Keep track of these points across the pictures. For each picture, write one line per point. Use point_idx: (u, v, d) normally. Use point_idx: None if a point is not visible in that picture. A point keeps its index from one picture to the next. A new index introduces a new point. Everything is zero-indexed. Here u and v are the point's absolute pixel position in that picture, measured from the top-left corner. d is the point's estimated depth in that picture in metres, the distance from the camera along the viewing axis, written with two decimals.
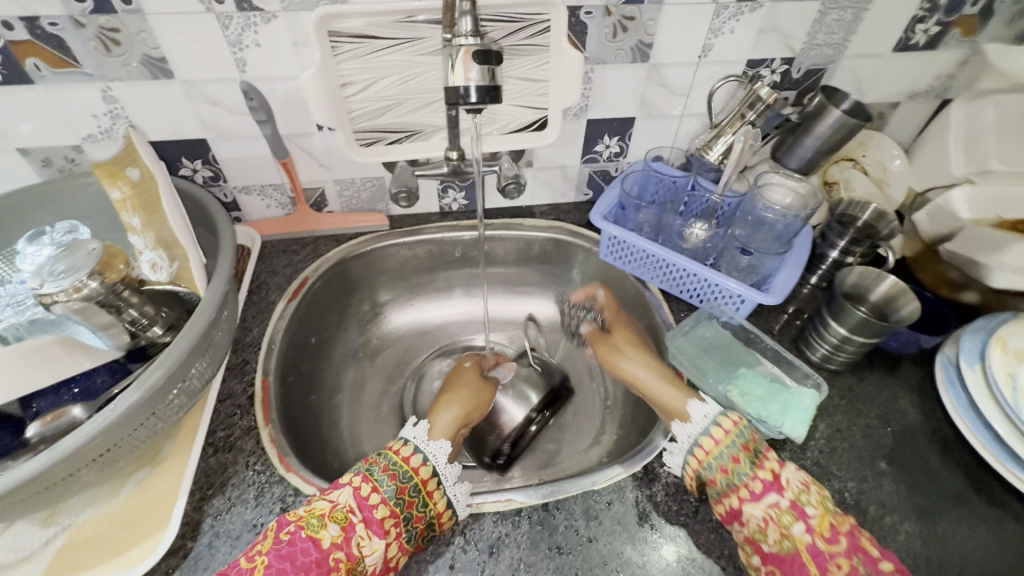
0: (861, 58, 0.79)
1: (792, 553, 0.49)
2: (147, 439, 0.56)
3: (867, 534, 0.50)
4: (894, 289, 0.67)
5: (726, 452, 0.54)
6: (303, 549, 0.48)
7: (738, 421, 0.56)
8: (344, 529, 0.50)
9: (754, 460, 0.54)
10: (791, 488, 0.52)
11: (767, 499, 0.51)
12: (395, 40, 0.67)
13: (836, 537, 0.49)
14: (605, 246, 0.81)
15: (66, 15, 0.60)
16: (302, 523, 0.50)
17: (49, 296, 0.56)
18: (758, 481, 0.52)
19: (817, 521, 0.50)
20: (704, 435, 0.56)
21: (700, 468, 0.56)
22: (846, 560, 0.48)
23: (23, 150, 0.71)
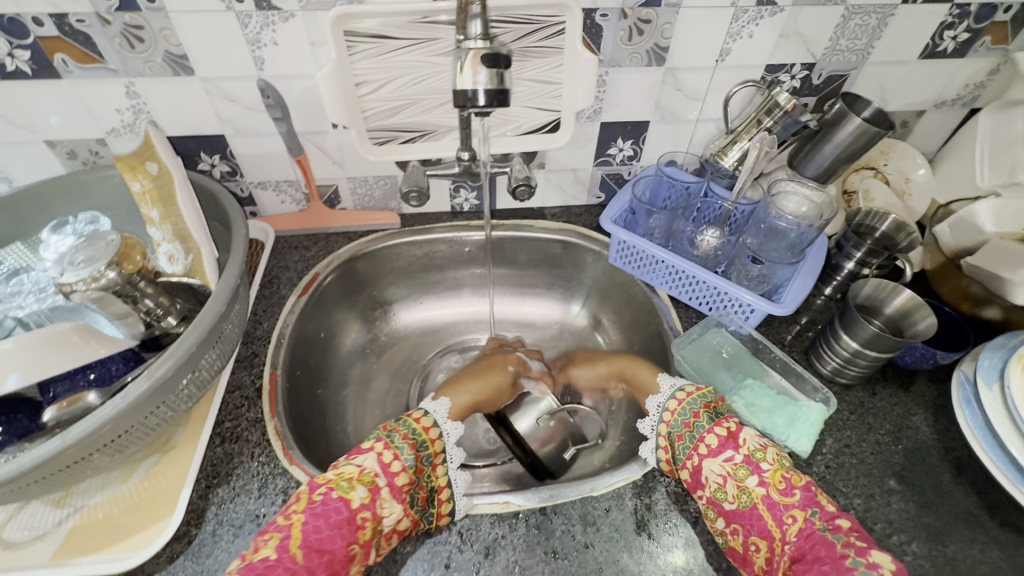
0: (885, 65, 0.77)
1: (749, 506, 0.51)
2: (157, 427, 0.57)
3: (825, 494, 0.52)
4: (911, 303, 0.65)
5: (688, 410, 0.59)
6: (335, 508, 0.50)
7: (701, 387, 0.61)
8: (371, 491, 0.52)
9: (712, 418, 0.57)
10: (748, 444, 0.54)
11: (724, 454, 0.54)
12: (410, 40, 0.68)
13: (790, 490, 0.51)
14: (614, 250, 0.80)
15: (92, 12, 0.62)
16: (334, 485, 0.52)
17: (69, 286, 0.58)
18: (714, 436, 0.55)
19: (771, 474, 0.52)
20: (669, 399, 0.61)
21: (665, 434, 0.59)
22: (801, 512, 0.50)
23: (51, 142, 0.73)
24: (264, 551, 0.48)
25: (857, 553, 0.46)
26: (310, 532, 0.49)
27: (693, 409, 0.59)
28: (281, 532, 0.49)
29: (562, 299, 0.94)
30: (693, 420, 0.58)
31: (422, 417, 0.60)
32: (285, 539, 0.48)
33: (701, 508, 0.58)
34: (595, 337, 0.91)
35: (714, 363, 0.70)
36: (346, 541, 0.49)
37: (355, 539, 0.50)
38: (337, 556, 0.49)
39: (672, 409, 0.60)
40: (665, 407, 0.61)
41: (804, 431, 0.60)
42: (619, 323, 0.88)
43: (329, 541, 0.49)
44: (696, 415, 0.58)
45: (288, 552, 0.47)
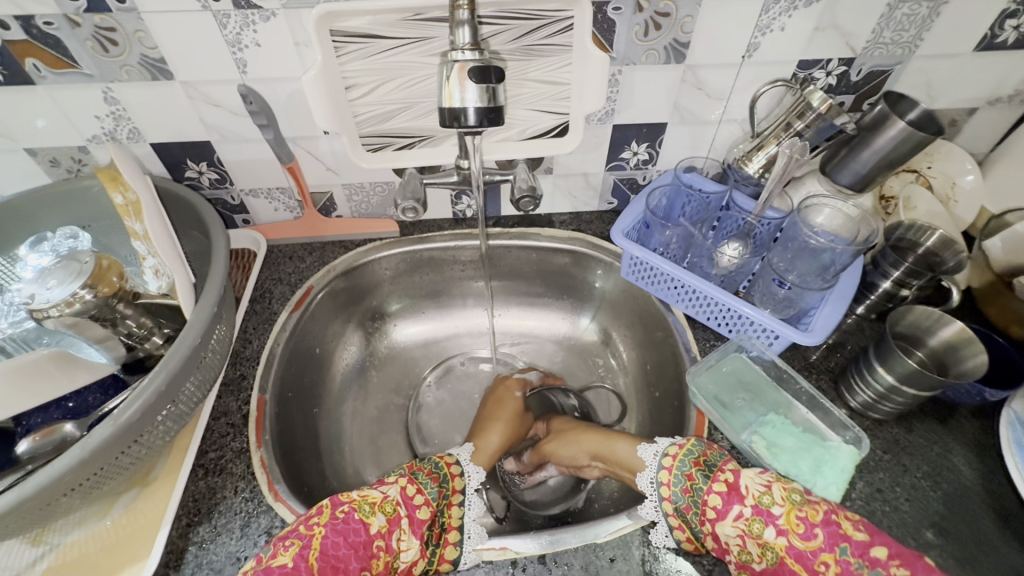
0: (934, 59, 0.69)
1: (779, 563, 0.48)
2: (134, 462, 0.54)
3: (850, 517, 0.48)
4: (959, 336, 0.59)
5: (681, 475, 0.55)
6: (355, 529, 0.49)
7: (685, 442, 0.58)
8: (389, 521, 0.51)
9: (708, 475, 0.54)
10: (752, 492, 0.51)
11: (732, 513, 0.50)
12: (403, 39, 0.62)
13: (811, 532, 0.47)
14: (626, 264, 0.74)
15: (60, 14, 0.57)
16: (356, 505, 0.51)
17: (41, 311, 0.55)
18: (716, 496, 0.52)
19: (785, 519, 0.48)
20: (659, 470, 0.57)
21: (672, 510, 0.54)
22: (831, 556, 0.45)
23: (31, 150, 0.70)
24: (282, 558, 0.46)
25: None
26: (329, 547, 0.47)
27: (686, 472, 0.55)
28: (300, 541, 0.48)
29: (570, 311, 0.89)
30: (690, 484, 0.54)
31: (451, 463, 0.60)
32: (305, 549, 0.47)
33: (714, 560, 0.53)
34: (605, 352, 0.86)
35: (732, 393, 0.64)
36: (361, 564, 0.48)
37: (369, 566, 0.48)
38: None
39: (665, 481, 0.56)
40: (656, 480, 0.57)
41: (832, 478, 0.55)
42: (630, 339, 0.83)
43: (344, 561, 0.47)
44: (691, 478, 0.54)
45: (306, 562, 0.46)
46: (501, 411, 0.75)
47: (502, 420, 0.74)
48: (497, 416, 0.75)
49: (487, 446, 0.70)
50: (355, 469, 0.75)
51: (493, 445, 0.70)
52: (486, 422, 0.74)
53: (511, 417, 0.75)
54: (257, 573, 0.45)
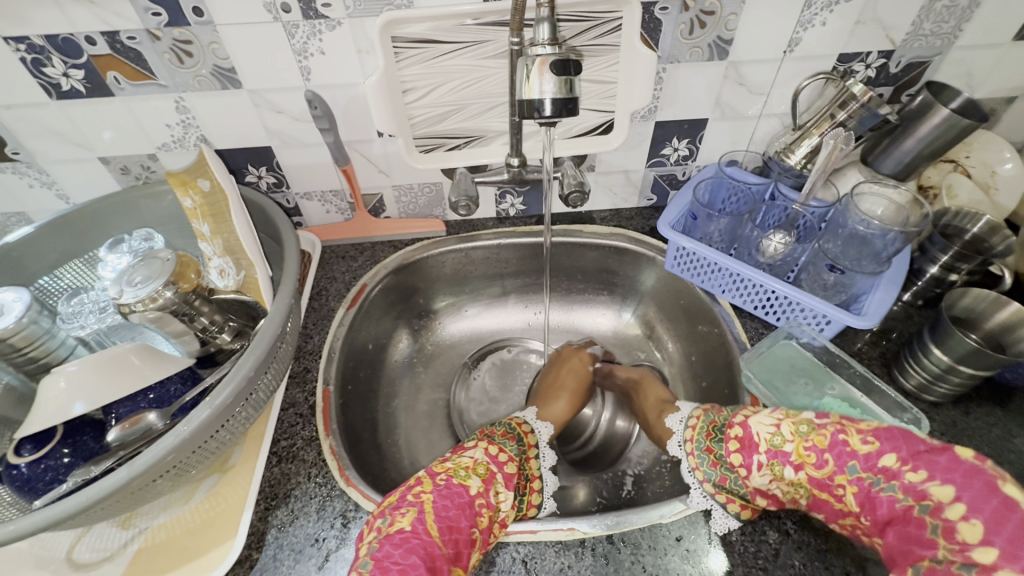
0: (974, 49, 0.70)
1: (811, 496, 0.51)
2: (217, 449, 0.57)
3: (859, 430, 0.49)
4: (1015, 317, 0.59)
5: (703, 451, 0.57)
6: (458, 492, 0.53)
7: (697, 419, 0.60)
8: (485, 481, 0.55)
9: (724, 439, 0.56)
10: (762, 437, 0.53)
11: (754, 465, 0.52)
12: (459, 44, 0.65)
13: (822, 459, 0.49)
14: (671, 256, 0.77)
15: (142, 29, 0.61)
16: (453, 472, 0.55)
17: (128, 306, 0.58)
18: (736, 455, 0.54)
19: (797, 454, 0.50)
20: (688, 458, 0.57)
21: (714, 487, 0.55)
22: (844, 477, 0.48)
23: (105, 159, 0.74)
24: (401, 523, 0.49)
25: (918, 498, 0.44)
26: (441, 509, 0.51)
27: (704, 444, 0.57)
28: (414, 507, 0.51)
29: (611, 305, 0.91)
30: (712, 455, 0.56)
31: (522, 422, 0.66)
32: (420, 513, 0.50)
33: (781, 539, 0.54)
34: (648, 345, 0.88)
35: (789, 377, 0.65)
36: (470, 522, 0.51)
37: (476, 524, 0.52)
38: (464, 536, 0.50)
39: (693, 464, 0.57)
40: (688, 466, 0.57)
41: None
42: (674, 332, 0.84)
43: (456, 520, 0.51)
44: (710, 449, 0.56)
45: (424, 525, 0.49)
46: (569, 378, 0.77)
47: (570, 385, 0.76)
48: (563, 383, 0.77)
49: (555, 411, 0.72)
50: (411, 459, 0.77)
51: (560, 411, 0.72)
52: (553, 389, 0.76)
53: (579, 385, 0.77)
54: (381, 539, 0.49)
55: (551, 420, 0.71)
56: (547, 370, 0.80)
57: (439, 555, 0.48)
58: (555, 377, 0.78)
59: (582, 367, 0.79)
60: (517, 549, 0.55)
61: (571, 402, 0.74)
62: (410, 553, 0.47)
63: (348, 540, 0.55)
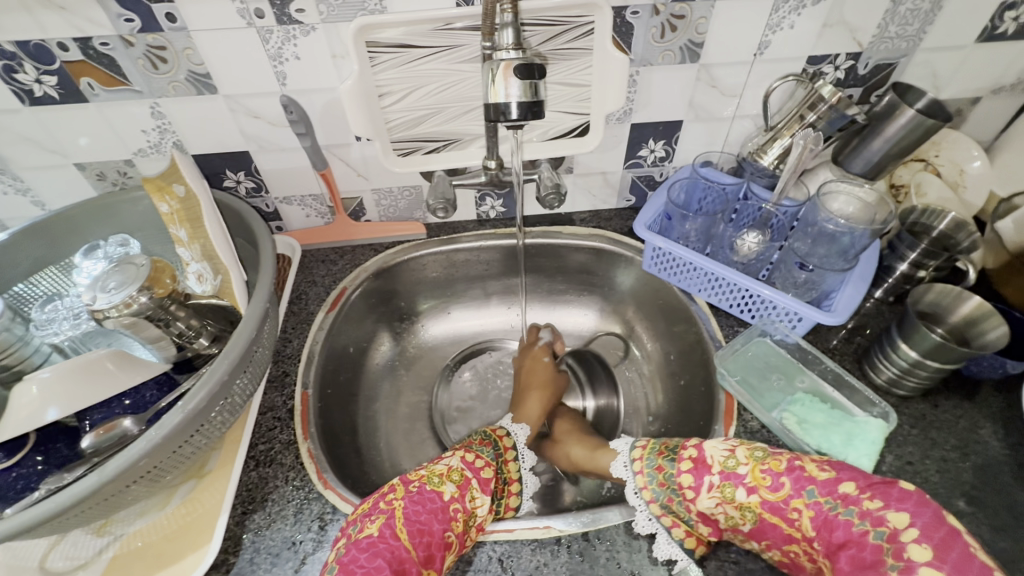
0: (939, 50, 0.71)
1: (760, 519, 0.50)
2: (194, 453, 0.57)
3: (813, 459, 0.51)
4: (978, 310, 0.61)
5: (652, 470, 0.57)
6: (431, 498, 0.54)
7: (646, 445, 0.60)
8: (459, 486, 0.56)
9: (674, 459, 0.56)
10: (717, 460, 0.53)
11: (704, 486, 0.52)
12: (434, 48, 0.66)
13: (777, 482, 0.50)
14: (648, 256, 0.78)
15: (115, 35, 0.61)
16: (426, 479, 0.56)
17: (101, 312, 0.58)
18: (687, 475, 0.54)
19: (752, 477, 0.51)
20: (635, 475, 0.58)
21: (661, 509, 0.55)
22: (801, 501, 0.48)
23: (80, 165, 0.74)
24: (369, 529, 0.50)
25: (875, 523, 0.44)
26: (411, 514, 0.52)
27: (655, 466, 0.57)
28: (384, 513, 0.52)
29: (592, 306, 0.92)
30: (662, 475, 0.56)
31: (497, 429, 0.67)
32: (390, 519, 0.51)
33: None
34: (628, 345, 0.89)
35: (763, 375, 0.67)
36: (443, 526, 0.52)
37: (451, 528, 0.52)
38: (436, 539, 0.51)
39: (642, 483, 0.57)
40: (635, 487, 0.57)
41: (863, 451, 0.57)
42: (654, 331, 0.85)
43: (427, 524, 0.51)
44: (661, 468, 0.56)
45: (392, 530, 0.50)
46: (534, 377, 0.80)
47: (537, 382, 0.79)
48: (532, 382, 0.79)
49: (528, 412, 0.75)
50: (392, 461, 0.77)
51: (533, 410, 0.75)
52: (522, 390, 0.78)
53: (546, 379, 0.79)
54: (347, 545, 0.49)
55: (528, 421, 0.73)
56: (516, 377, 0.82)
57: (408, 559, 0.48)
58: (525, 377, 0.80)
59: (541, 364, 0.81)
60: (493, 548, 0.55)
61: (542, 396, 0.77)
62: (375, 556, 0.48)
63: (325, 542, 0.55)
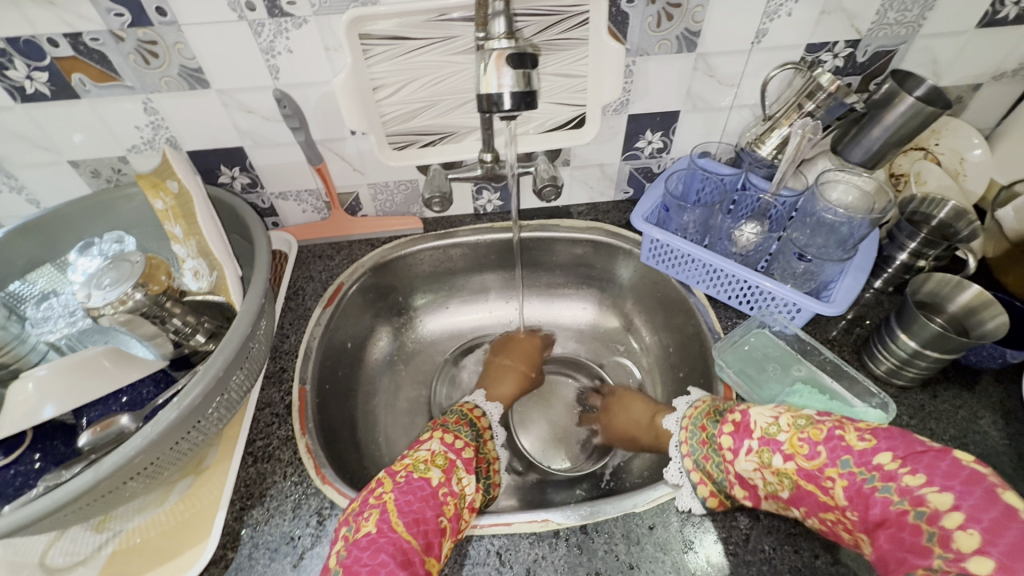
0: (939, 37, 0.71)
1: (796, 487, 0.49)
2: (191, 449, 0.57)
3: (856, 428, 0.48)
4: (977, 300, 0.61)
5: (696, 428, 0.58)
6: (420, 485, 0.53)
7: (699, 407, 0.61)
8: (445, 470, 0.56)
9: (719, 421, 0.57)
10: (758, 424, 0.53)
11: (744, 448, 0.52)
12: (428, 39, 0.65)
13: (814, 451, 0.48)
14: (646, 249, 0.77)
15: (106, 30, 0.60)
16: (412, 468, 0.55)
17: (97, 309, 0.58)
18: (727, 436, 0.54)
19: (789, 444, 0.50)
20: (680, 433, 0.60)
21: (693, 465, 0.56)
22: (835, 471, 0.46)
23: (74, 162, 0.73)
24: (366, 527, 0.49)
25: (915, 502, 0.42)
26: (404, 505, 0.51)
27: (700, 425, 0.58)
28: (377, 508, 0.51)
29: (590, 299, 0.91)
30: (704, 434, 0.57)
31: (473, 408, 0.68)
32: (384, 513, 0.50)
33: (752, 524, 0.55)
34: (627, 338, 0.88)
35: (760, 365, 0.66)
36: (436, 512, 0.52)
37: (443, 512, 0.52)
38: (432, 526, 0.51)
39: (684, 439, 0.59)
40: (677, 442, 0.60)
41: None
42: (652, 324, 0.85)
43: (421, 512, 0.51)
44: (704, 428, 0.57)
45: (389, 524, 0.49)
46: (516, 361, 0.82)
47: (515, 369, 0.80)
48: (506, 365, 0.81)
49: (504, 392, 0.76)
50: (391, 456, 0.77)
51: (509, 392, 0.76)
52: (499, 371, 0.79)
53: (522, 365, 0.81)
54: (348, 546, 0.49)
55: (501, 400, 0.74)
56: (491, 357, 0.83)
57: (411, 549, 0.48)
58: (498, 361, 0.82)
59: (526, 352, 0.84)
60: (492, 542, 0.55)
61: (518, 382, 0.79)
62: (378, 552, 0.47)
63: (323, 537, 0.55)
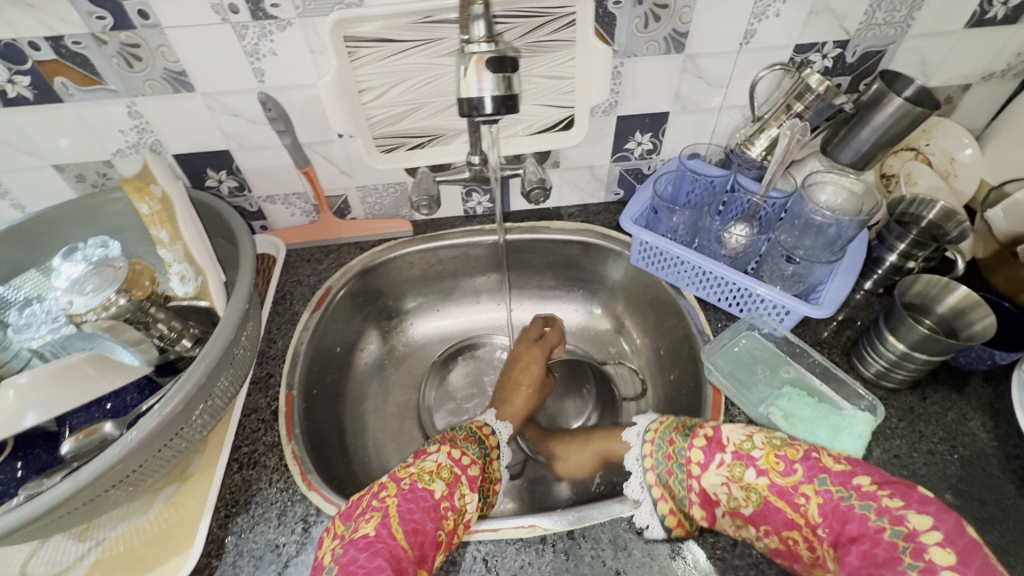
0: (927, 37, 0.70)
1: (763, 502, 0.50)
2: (174, 456, 0.56)
3: (831, 453, 0.51)
4: (966, 302, 0.60)
5: (663, 441, 0.58)
6: (423, 496, 0.53)
7: (664, 421, 0.61)
8: (450, 484, 0.56)
9: (687, 436, 0.57)
10: (731, 441, 0.54)
11: (714, 463, 0.53)
12: (414, 42, 0.65)
13: (791, 468, 0.50)
14: (636, 251, 0.77)
15: (88, 33, 0.59)
16: (417, 477, 0.55)
17: (79, 316, 0.57)
18: (697, 451, 0.54)
19: (765, 460, 0.51)
20: (643, 446, 0.59)
21: (655, 479, 0.56)
22: (810, 488, 0.48)
23: (58, 166, 0.73)
24: (365, 528, 0.50)
25: (893, 522, 0.44)
26: (405, 513, 0.51)
27: (666, 439, 0.58)
28: (379, 511, 0.51)
29: (581, 301, 0.91)
30: (671, 448, 0.57)
31: (482, 426, 0.67)
32: (385, 518, 0.50)
33: None
34: (618, 340, 0.88)
35: (749, 367, 0.66)
36: (436, 525, 0.51)
37: (442, 526, 0.52)
38: (430, 538, 0.50)
39: (649, 452, 0.58)
40: (640, 454, 0.59)
41: (849, 444, 0.56)
42: (643, 326, 0.85)
43: (421, 523, 0.51)
44: (671, 442, 0.57)
45: (388, 529, 0.49)
46: (524, 376, 0.79)
47: (526, 384, 0.78)
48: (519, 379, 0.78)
49: (513, 409, 0.75)
50: (380, 461, 0.77)
51: (518, 409, 0.75)
52: (509, 386, 0.78)
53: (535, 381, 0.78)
54: (345, 546, 0.49)
55: (510, 419, 0.73)
56: (505, 369, 0.81)
57: (405, 557, 0.48)
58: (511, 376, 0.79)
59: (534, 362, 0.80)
60: (479, 548, 0.55)
61: (529, 397, 0.77)
62: (375, 556, 0.47)
63: (308, 544, 0.55)
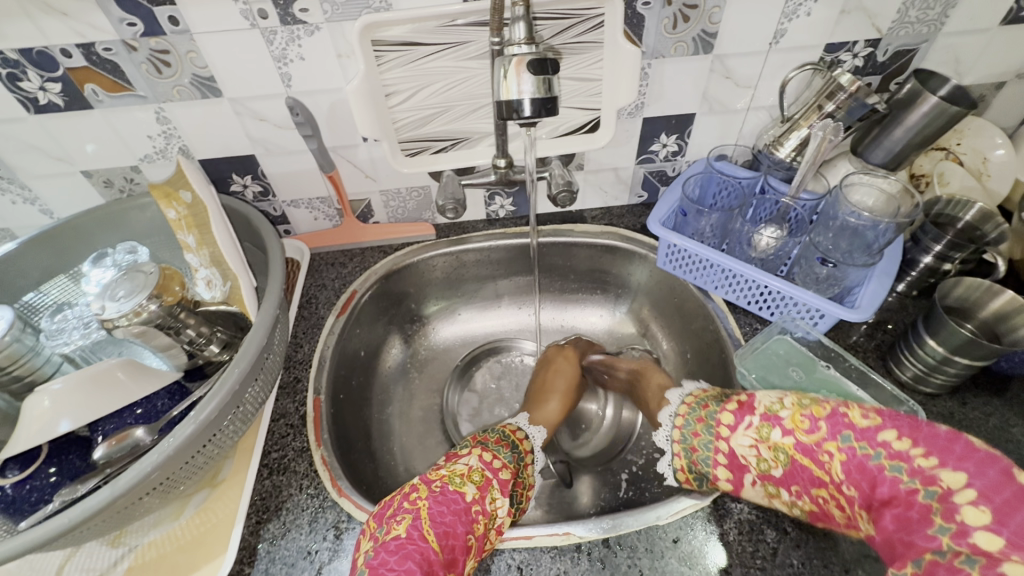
0: (961, 35, 0.69)
1: (791, 462, 0.49)
2: (205, 464, 0.56)
3: (861, 405, 0.48)
4: (1009, 306, 0.59)
5: (699, 406, 0.59)
6: (454, 498, 0.53)
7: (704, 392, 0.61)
8: (480, 487, 0.55)
9: (722, 401, 0.57)
10: (762, 404, 0.53)
11: (742, 426, 0.53)
12: (440, 45, 0.65)
13: (815, 426, 0.48)
14: (663, 254, 0.76)
15: (118, 40, 0.60)
16: (448, 479, 0.55)
17: (111, 321, 0.57)
18: (728, 414, 0.55)
19: (791, 420, 0.50)
20: (676, 414, 0.61)
21: (677, 436, 0.59)
22: (834, 445, 0.47)
23: (87, 172, 0.73)
24: (396, 531, 0.49)
25: (925, 482, 0.41)
26: (437, 515, 0.51)
27: (702, 404, 0.59)
28: (409, 514, 0.51)
29: (604, 304, 0.90)
30: (704, 411, 0.58)
31: (516, 430, 0.66)
32: (416, 520, 0.50)
33: (779, 538, 0.53)
34: (642, 343, 0.87)
35: (782, 371, 0.65)
36: (466, 528, 0.51)
37: (473, 530, 0.51)
38: (460, 542, 0.50)
39: (679, 421, 0.60)
40: (675, 412, 0.61)
41: None
42: (669, 330, 0.84)
43: (453, 525, 0.50)
44: (705, 406, 0.58)
45: (419, 531, 0.49)
46: (557, 380, 0.78)
47: (558, 390, 0.77)
48: (553, 386, 0.77)
49: (545, 413, 0.73)
50: (405, 465, 0.76)
51: (551, 412, 0.74)
52: (542, 392, 0.77)
53: (569, 387, 0.77)
54: (376, 549, 0.48)
55: (542, 423, 0.72)
56: (536, 376, 0.80)
57: (436, 560, 0.47)
58: (540, 381, 0.79)
59: (568, 365, 0.80)
60: (512, 556, 0.54)
61: (562, 402, 0.75)
62: (405, 559, 0.47)
63: (341, 552, 0.54)
